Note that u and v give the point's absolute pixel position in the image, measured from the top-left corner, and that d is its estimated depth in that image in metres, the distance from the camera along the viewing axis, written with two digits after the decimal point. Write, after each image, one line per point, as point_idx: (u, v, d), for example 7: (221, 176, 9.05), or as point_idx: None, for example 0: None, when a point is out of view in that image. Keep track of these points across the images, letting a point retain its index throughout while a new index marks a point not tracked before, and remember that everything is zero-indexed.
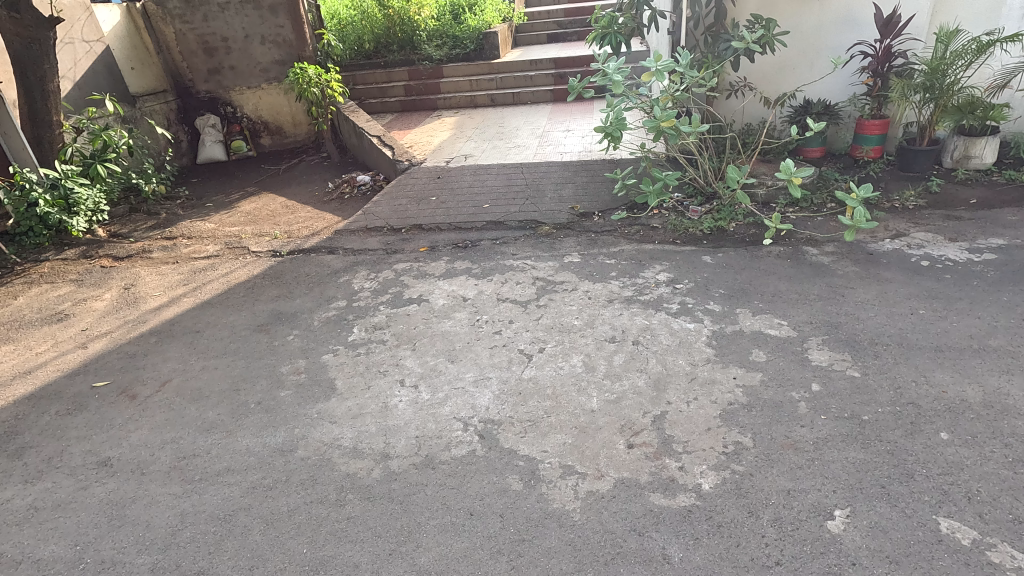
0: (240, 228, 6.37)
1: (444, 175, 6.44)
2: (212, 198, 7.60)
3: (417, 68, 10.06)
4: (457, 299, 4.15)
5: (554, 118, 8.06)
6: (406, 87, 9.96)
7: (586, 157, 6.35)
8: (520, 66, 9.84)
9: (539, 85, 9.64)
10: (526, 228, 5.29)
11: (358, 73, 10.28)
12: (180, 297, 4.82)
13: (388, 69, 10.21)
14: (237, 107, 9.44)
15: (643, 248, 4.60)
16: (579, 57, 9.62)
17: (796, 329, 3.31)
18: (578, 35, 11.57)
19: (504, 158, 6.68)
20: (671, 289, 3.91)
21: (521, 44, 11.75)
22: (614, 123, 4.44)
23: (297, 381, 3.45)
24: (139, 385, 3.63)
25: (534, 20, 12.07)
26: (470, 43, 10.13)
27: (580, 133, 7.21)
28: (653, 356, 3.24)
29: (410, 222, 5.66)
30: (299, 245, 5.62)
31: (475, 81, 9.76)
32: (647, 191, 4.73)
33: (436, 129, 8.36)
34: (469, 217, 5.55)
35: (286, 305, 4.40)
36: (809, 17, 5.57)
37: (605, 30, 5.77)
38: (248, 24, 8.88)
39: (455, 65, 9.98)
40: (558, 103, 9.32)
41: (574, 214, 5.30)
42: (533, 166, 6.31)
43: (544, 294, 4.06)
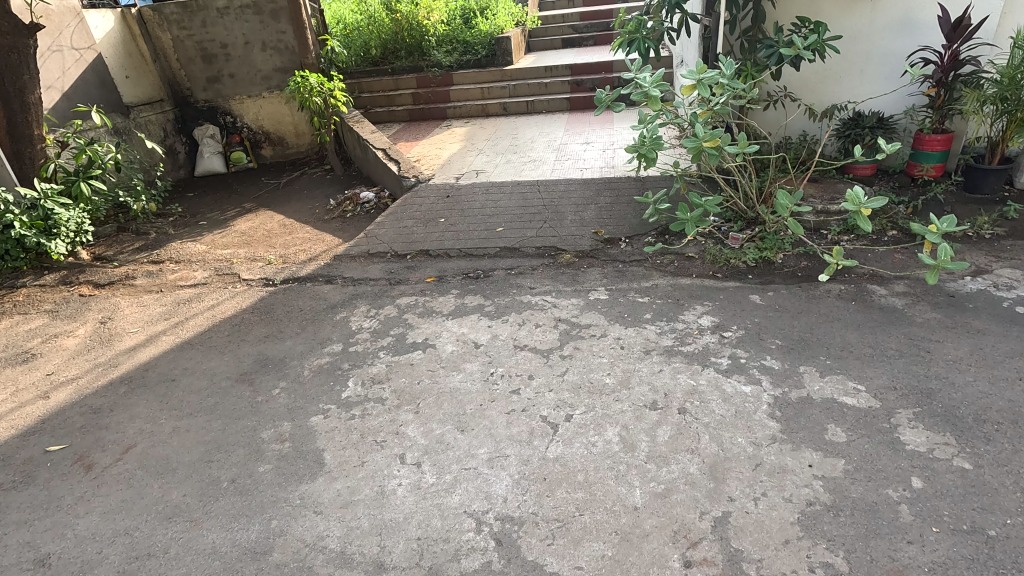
0: (233, 251, 5.89)
1: (454, 193, 5.92)
2: (208, 215, 7.15)
3: (426, 75, 9.58)
4: (468, 345, 3.62)
5: (572, 130, 7.54)
6: (414, 95, 9.49)
7: (608, 175, 5.82)
8: (535, 73, 9.34)
9: (555, 92, 9.12)
10: (544, 256, 4.75)
11: (365, 81, 9.82)
12: (159, 335, 4.32)
13: (396, 77, 9.75)
14: (238, 117, 9.04)
15: (679, 284, 4.05)
16: (597, 63, 9.10)
17: (878, 398, 2.73)
18: (594, 39, 11.04)
19: (519, 175, 6.15)
20: (719, 338, 3.34)
21: (535, 49, 11.25)
22: (652, 139, 3.85)
23: (279, 452, 2.92)
24: (99, 451, 3.12)
25: (548, 24, 11.57)
26: (482, 48, 9.65)
27: (601, 148, 6.67)
28: (704, 431, 2.68)
29: (416, 247, 5.14)
30: (294, 273, 5.12)
31: (487, 88, 9.26)
32: (683, 217, 4.15)
33: (446, 141, 7.86)
34: (481, 242, 5.03)
35: (274, 348, 3.89)
36: (860, 20, 5.00)
37: (632, 35, 5.23)
38: (249, 30, 8.47)
39: (466, 72, 9.50)
40: (575, 112, 8.79)
41: (598, 241, 4.75)
42: (552, 184, 5.78)
43: (569, 342, 3.52)
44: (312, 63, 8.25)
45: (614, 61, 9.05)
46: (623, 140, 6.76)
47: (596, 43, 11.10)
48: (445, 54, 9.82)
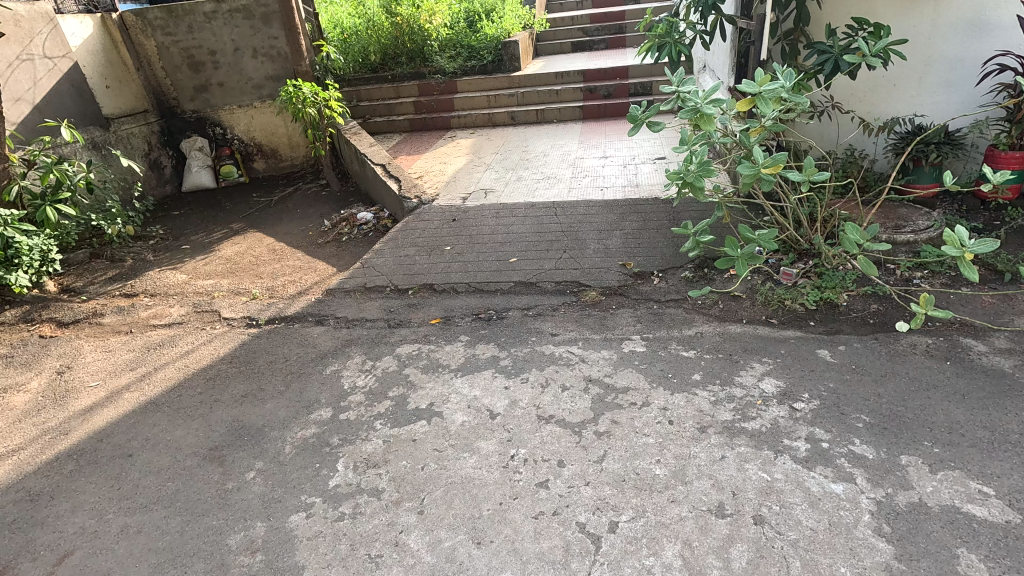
0: (215, 281, 5.30)
1: (460, 215, 5.33)
2: (191, 238, 6.56)
3: (428, 82, 9.02)
4: (482, 414, 3.02)
5: (587, 142, 6.97)
6: (415, 103, 8.92)
7: (632, 196, 5.23)
8: (544, 79, 8.75)
9: (566, 100, 8.53)
10: (565, 293, 4.16)
11: (363, 89, 9.28)
12: (121, 391, 3.72)
13: (396, 84, 9.19)
14: (227, 128, 8.50)
15: (728, 333, 3.44)
16: (611, 69, 8.53)
17: (1015, 510, 2.11)
18: (605, 43, 10.49)
19: (532, 195, 5.55)
20: (789, 412, 2.73)
21: (542, 53, 10.69)
22: (701, 165, 3.21)
23: (248, 570, 2.32)
24: (27, 561, 2.51)
25: (555, 27, 11.01)
26: (488, 54, 9.09)
27: (620, 163, 6.08)
28: (793, 555, 2.06)
29: (418, 281, 4.56)
30: (281, 310, 4.52)
31: (493, 96, 8.69)
32: (731, 253, 3.52)
33: (450, 154, 7.27)
34: (492, 275, 4.44)
35: (252, 413, 3.29)
36: (921, 22, 4.40)
37: (663, 38, 4.61)
38: (239, 36, 7.93)
39: (471, 79, 8.93)
40: (588, 121, 8.21)
41: (626, 275, 4.18)
42: (570, 206, 5.19)
43: (603, 411, 2.92)
44: (306, 71, 7.69)
45: (629, 66, 8.47)
46: (645, 156, 6.17)
47: (607, 47, 10.53)
48: (448, 60, 9.29)
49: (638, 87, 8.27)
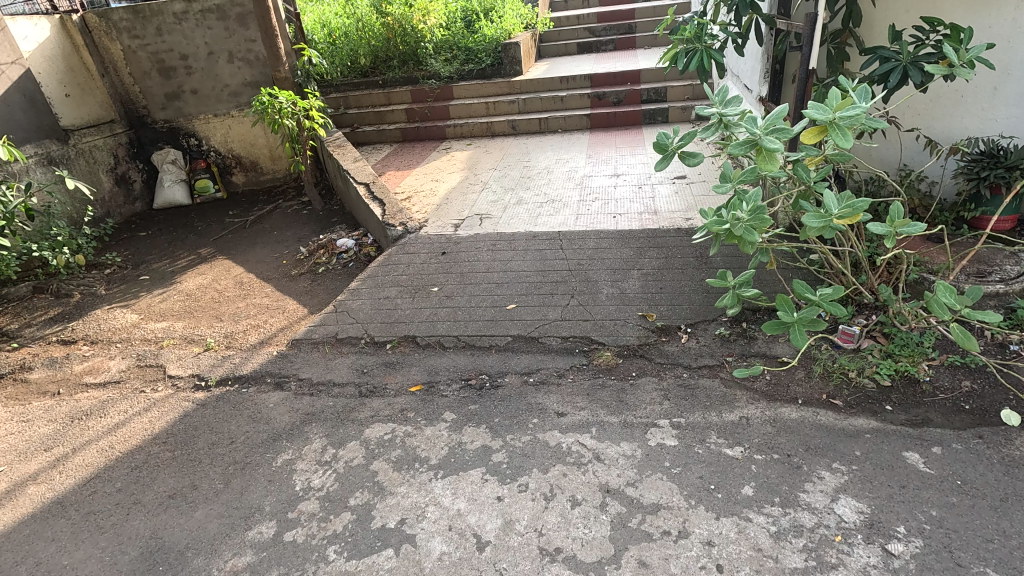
0: (168, 324, 4.60)
1: (451, 247, 4.61)
2: (153, 266, 5.86)
3: (421, 88, 8.34)
4: (467, 542, 2.30)
5: (595, 157, 6.27)
6: (408, 111, 8.23)
7: (649, 226, 4.50)
8: (547, 84, 8.02)
9: (572, 107, 7.80)
10: (573, 353, 3.44)
11: (352, 94, 8.64)
12: (25, 483, 3.02)
13: (388, 90, 8.51)
14: (203, 139, 7.82)
15: (781, 420, 2.71)
16: (621, 73, 7.81)
17: None
18: (614, 44, 9.78)
19: (535, 223, 4.82)
20: (883, 560, 2.00)
21: (546, 55, 9.97)
22: (755, 213, 2.42)
23: None
24: None
25: (560, 27, 10.30)
26: (487, 56, 8.38)
27: (634, 184, 5.35)
28: None
29: (399, 332, 3.85)
30: (235, 368, 3.81)
31: (492, 103, 7.96)
32: (783, 317, 2.74)
33: (443, 170, 6.57)
34: (486, 327, 3.73)
35: (175, 527, 2.58)
36: (1000, 23, 3.65)
37: (692, 44, 3.88)
38: (213, 38, 7.26)
39: (467, 85, 8.21)
40: (597, 131, 7.49)
41: (648, 330, 3.48)
42: (578, 238, 4.47)
43: (626, 545, 2.20)
44: (286, 77, 7.00)
45: (641, 70, 7.73)
46: (662, 176, 5.45)
47: (615, 48, 9.81)
48: (444, 63, 8.59)
49: (652, 93, 7.52)
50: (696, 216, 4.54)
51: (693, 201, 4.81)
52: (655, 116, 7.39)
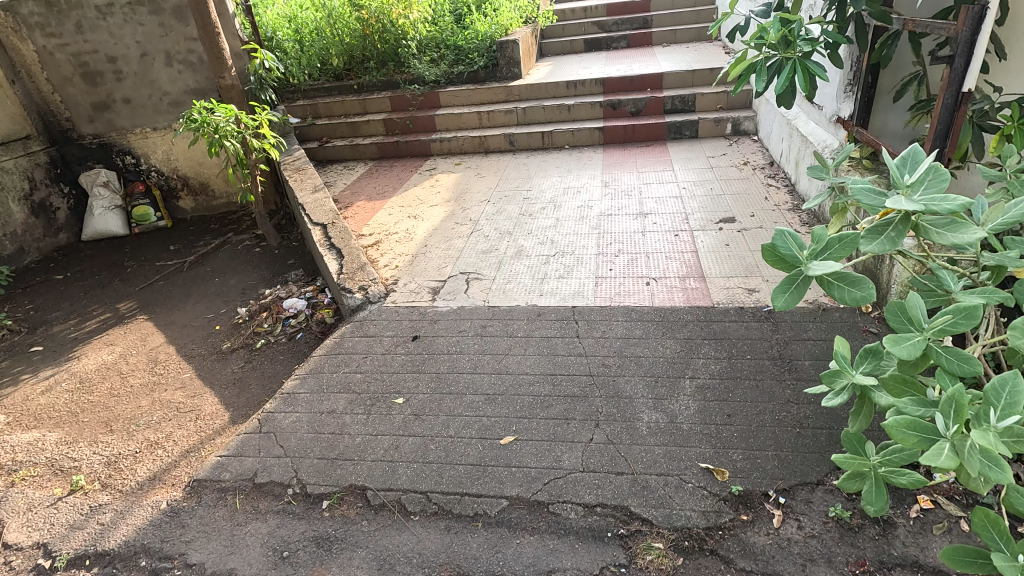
0: (38, 434, 3.38)
1: (425, 328, 3.38)
2: (54, 330, 4.63)
3: (402, 95, 7.10)
4: None
5: (613, 187, 5.03)
6: (386, 122, 6.98)
7: (699, 302, 3.26)
8: (550, 89, 6.75)
9: (581, 118, 6.54)
10: (605, 540, 2.20)
11: (323, 101, 7.41)
12: None
13: (364, 97, 7.27)
14: (141, 158, 6.57)
15: None
16: (639, 77, 6.54)
17: None
18: (627, 41, 8.53)
19: (539, 290, 3.57)
20: None
21: (548, 53, 8.71)
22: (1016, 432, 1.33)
23: None
24: None
25: (565, 21, 9.04)
26: (480, 57, 7.12)
27: (666, 231, 4.13)
28: None
29: (342, 480, 2.61)
30: (97, 536, 2.58)
31: (485, 113, 6.70)
32: (1006, 568, 1.40)
33: (424, 200, 5.33)
34: (469, 477, 2.50)
35: None
36: None
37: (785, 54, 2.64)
38: (145, 37, 6.00)
39: (456, 91, 6.96)
40: (612, 148, 6.23)
41: (717, 500, 2.25)
42: (600, 319, 3.23)
43: None
44: (233, 85, 5.75)
45: (663, 73, 6.46)
46: (702, 220, 4.23)
47: (629, 45, 8.55)
48: (430, 64, 7.35)
49: (677, 101, 6.25)
50: (760, 287, 3.31)
51: (752, 262, 3.58)
52: (682, 129, 6.11)
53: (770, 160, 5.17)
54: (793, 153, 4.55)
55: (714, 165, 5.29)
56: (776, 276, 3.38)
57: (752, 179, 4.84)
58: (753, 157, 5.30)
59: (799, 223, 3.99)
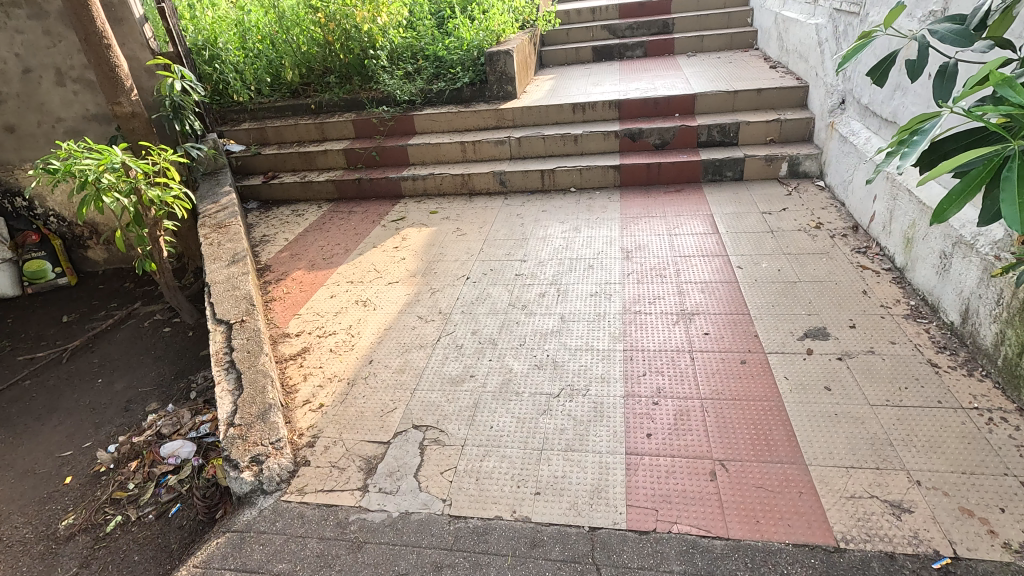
0: None
1: (342, 562, 2.00)
2: None
3: (369, 118, 5.73)
4: None
5: (640, 262, 3.66)
6: (347, 153, 5.61)
7: (810, 538, 1.86)
8: (552, 114, 5.37)
9: (591, 152, 5.16)
10: None
11: (273, 125, 6.05)
12: None
13: (322, 120, 5.90)
14: (35, 201, 5.19)
15: None
16: (665, 99, 5.16)
17: None
18: (644, 49, 7.14)
19: (534, 482, 2.19)
20: None
21: (549, 63, 7.33)
22: None
23: None
24: None
25: (570, 25, 7.66)
26: (464, 72, 5.76)
27: (722, 352, 2.76)
28: None
29: None
30: None
31: (470, 143, 5.33)
32: None
33: (382, 273, 3.95)
34: None
35: None
36: None
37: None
38: (27, 49, 4.62)
39: (435, 114, 5.59)
40: (631, 192, 4.85)
41: None
42: (639, 569, 1.84)
43: None
44: (135, 113, 4.38)
45: (696, 95, 5.08)
46: (776, 332, 2.85)
47: (646, 54, 7.16)
48: (403, 79, 5.99)
49: (714, 132, 4.88)
50: (912, 501, 1.94)
51: (880, 435, 2.20)
52: (722, 170, 4.73)
53: (853, 223, 3.78)
54: (903, 225, 3.17)
55: (774, 227, 3.90)
56: (931, 476, 2.01)
57: (835, 257, 3.45)
58: (826, 217, 3.92)
59: (932, 346, 2.61)
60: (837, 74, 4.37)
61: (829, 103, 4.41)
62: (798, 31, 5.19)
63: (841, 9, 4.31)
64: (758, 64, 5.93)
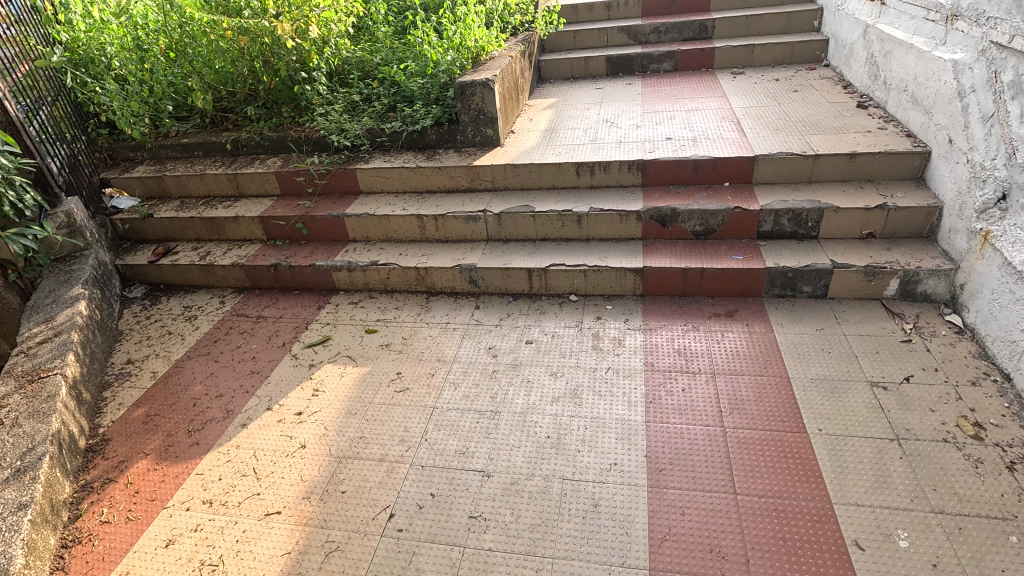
0: None
1: None
2: None
3: (297, 171, 4.17)
4: None
5: (681, 508, 2.17)
6: (264, 221, 4.08)
7: None
8: (548, 175, 3.79)
9: (600, 237, 3.60)
10: None
11: (174, 172, 4.50)
12: None
13: (236, 170, 4.35)
14: None
15: None
16: (711, 161, 3.55)
17: None
18: (674, 61, 5.45)
19: None
20: None
21: (549, 78, 5.68)
22: None
23: None
24: None
25: (580, 23, 5.96)
26: (426, 107, 4.16)
27: None
28: None
29: None
30: None
31: (430, 218, 3.77)
32: None
33: (263, 484, 2.48)
34: None
35: None
36: None
37: None
38: None
39: (385, 170, 4.02)
40: (656, 307, 3.32)
41: None
42: None
43: None
44: None
45: (756, 158, 3.47)
46: None
47: (676, 68, 5.48)
48: (347, 113, 4.39)
49: (784, 219, 3.31)
50: None
51: None
52: (796, 284, 3.17)
53: None
54: None
55: (899, 429, 2.37)
56: None
57: None
58: (985, 411, 2.39)
59: None
60: (994, 149, 2.73)
61: (977, 198, 2.80)
62: (911, 61, 3.50)
63: (1010, 45, 2.64)
64: (838, 97, 4.26)
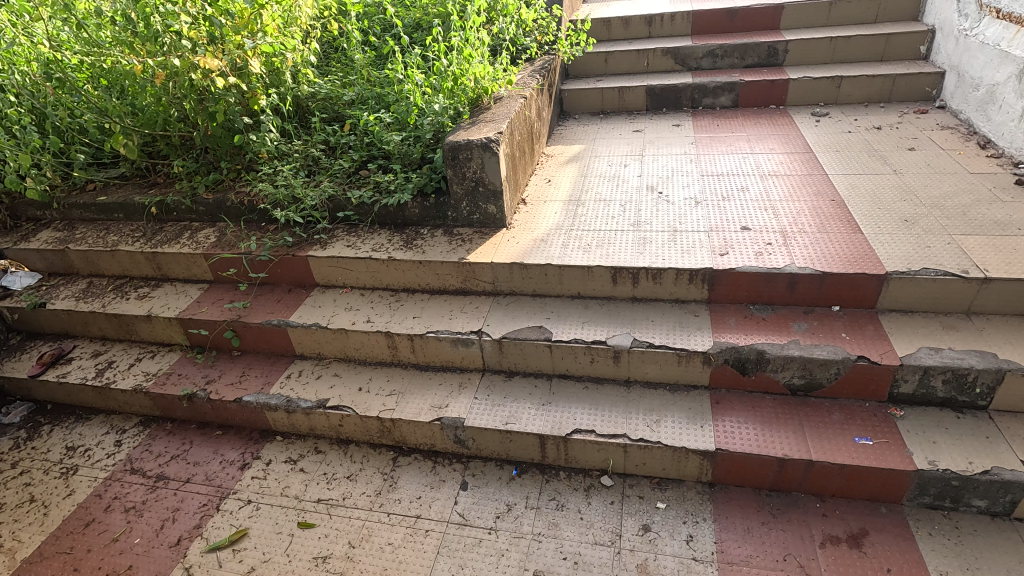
0: None
1: None
2: None
3: (233, 254, 3.09)
4: None
5: None
6: (184, 324, 3.00)
7: None
8: (571, 280, 2.66)
9: (648, 380, 2.46)
10: None
11: (81, 244, 3.45)
12: None
13: (156, 246, 3.28)
14: None
15: None
16: (816, 275, 2.38)
17: None
18: (735, 95, 4.26)
19: None
20: None
21: (574, 112, 4.54)
22: None
23: None
24: None
25: (613, 42, 4.78)
26: (407, 173, 3.04)
27: None
28: None
29: None
30: None
31: (404, 338, 2.66)
32: None
33: None
34: None
35: None
36: None
37: None
38: None
39: (347, 260, 2.92)
40: (735, 511, 2.16)
41: None
42: None
43: None
44: None
45: (887, 276, 2.31)
46: None
47: (737, 103, 4.29)
48: (304, 170, 3.29)
49: (937, 381, 2.14)
50: None
51: None
52: (964, 495, 2.00)
53: None
54: None
55: None
56: None
57: None
58: None
59: None
60: None
61: None
62: None
63: None
64: (979, 164, 3.06)
